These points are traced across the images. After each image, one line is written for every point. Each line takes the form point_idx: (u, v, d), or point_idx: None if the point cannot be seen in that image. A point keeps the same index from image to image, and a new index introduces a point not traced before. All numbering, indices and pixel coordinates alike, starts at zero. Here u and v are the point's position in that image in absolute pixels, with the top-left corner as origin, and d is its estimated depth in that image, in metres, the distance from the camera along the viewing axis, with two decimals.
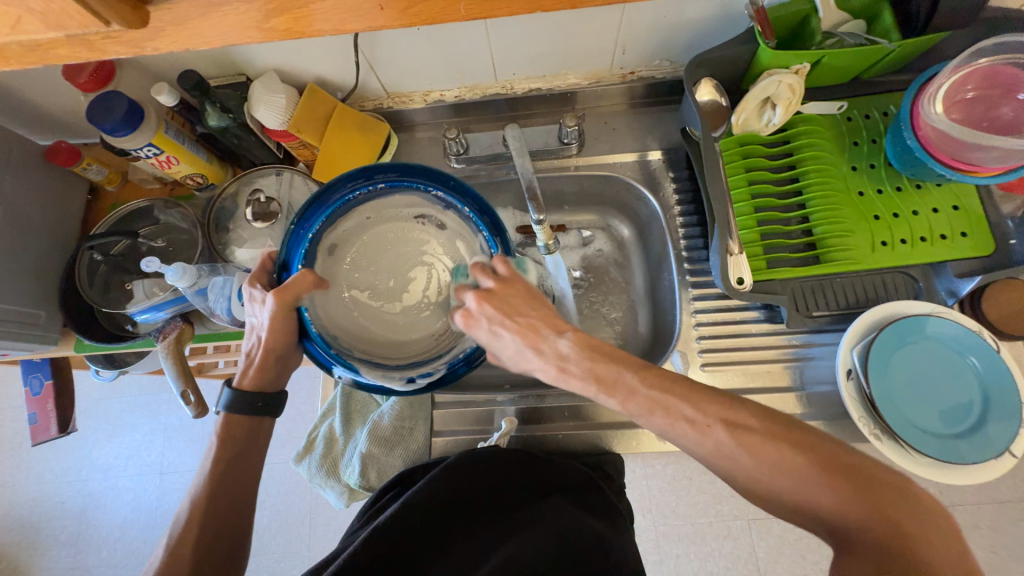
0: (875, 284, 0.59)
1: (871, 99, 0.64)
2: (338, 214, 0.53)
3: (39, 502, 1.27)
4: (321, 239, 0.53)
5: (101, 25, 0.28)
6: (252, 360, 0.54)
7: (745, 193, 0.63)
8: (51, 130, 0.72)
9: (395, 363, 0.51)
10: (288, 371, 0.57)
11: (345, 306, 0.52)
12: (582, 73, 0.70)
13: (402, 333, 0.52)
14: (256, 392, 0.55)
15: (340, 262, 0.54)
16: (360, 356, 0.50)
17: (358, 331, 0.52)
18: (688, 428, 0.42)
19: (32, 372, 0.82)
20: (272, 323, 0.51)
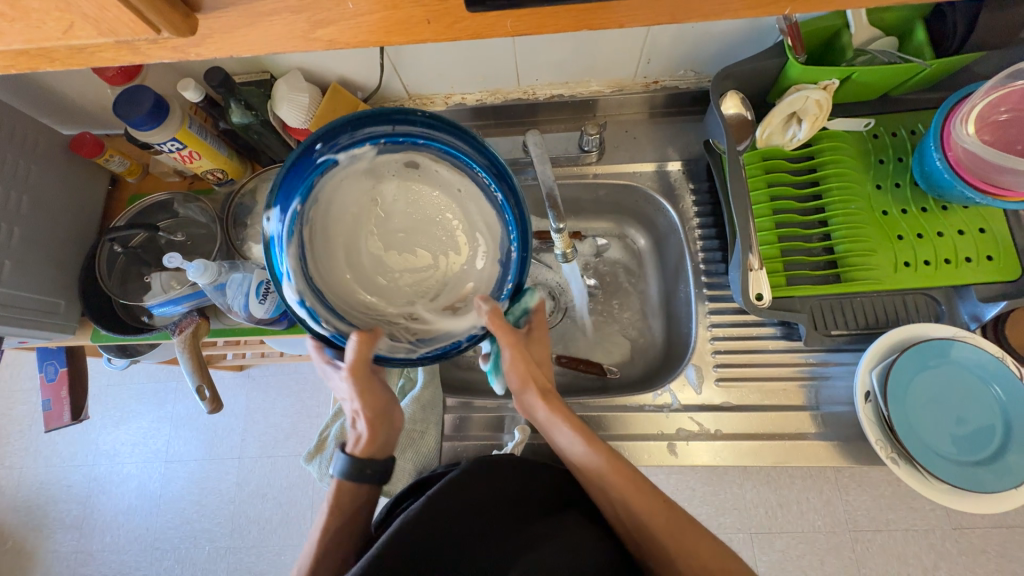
0: (897, 305, 0.59)
1: (899, 117, 0.63)
2: (450, 160, 0.50)
3: (45, 485, 1.28)
4: (419, 153, 0.50)
5: (150, 32, 0.28)
6: (359, 435, 0.54)
7: (766, 208, 0.63)
8: (75, 120, 0.73)
9: (316, 282, 0.48)
10: (395, 434, 0.55)
11: (354, 197, 0.50)
12: (604, 81, 0.69)
13: (348, 263, 0.50)
14: (366, 458, 0.52)
15: (404, 176, 0.51)
16: (299, 244, 0.47)
17: (324, 225, 0.49)
18: (666, 521, 0.50)
19: (47, 359, 0.83)
20: (360, 391, 0.51)
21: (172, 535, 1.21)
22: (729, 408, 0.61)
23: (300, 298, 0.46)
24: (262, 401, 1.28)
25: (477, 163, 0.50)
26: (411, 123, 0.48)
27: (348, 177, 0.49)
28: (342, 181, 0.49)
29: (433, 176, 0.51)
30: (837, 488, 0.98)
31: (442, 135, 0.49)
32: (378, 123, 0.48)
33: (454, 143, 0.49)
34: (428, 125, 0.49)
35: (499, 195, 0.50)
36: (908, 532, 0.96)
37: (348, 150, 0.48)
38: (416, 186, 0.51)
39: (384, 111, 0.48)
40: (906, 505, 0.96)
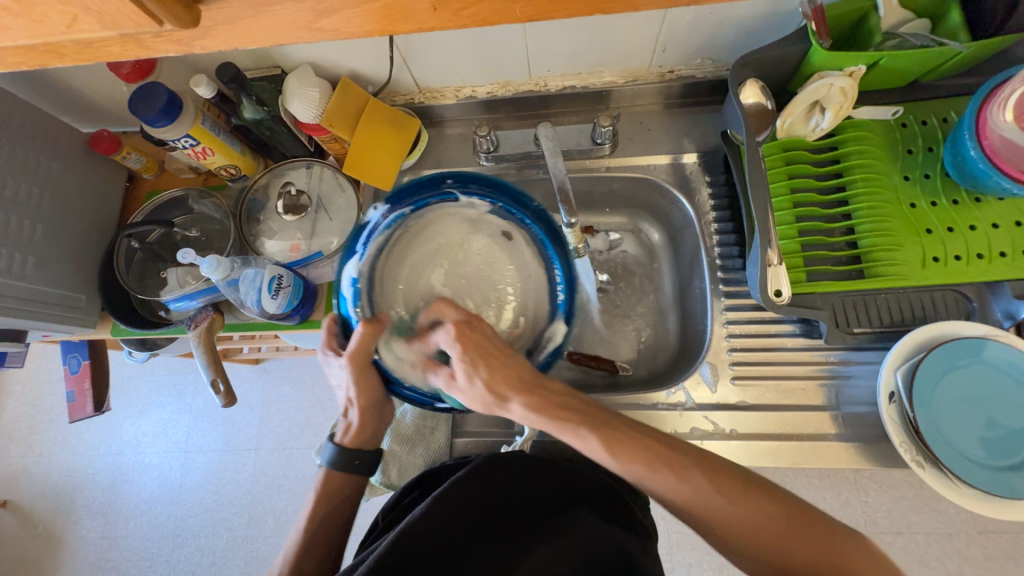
0: (923, 302, 0.56)
1: (929, 105, 0.60)
2: (538, 249, 0.56)
3: (73, 472, 1.33)
4: (517, 232, 0.57)
5: (154, 24, 0.27)
6: (350, 423, 0.58)
7: (787, 200, 0.60)
8: (93, 117, 0.74)
9: (373, 277, 0.54)
10: (384, 426, 0.60)
11: (451, 230, 0.57)
12: (618, 71, 0.67)
13: (411, 271, 0.55)
14: (355, 449, 0.58)
15: (497, 239, 0.57)
16: (387, 239, 0.55)
17: (414, 236, 0.56)
18: (667, 472, 0.46)
19: (70, 352, 0.86)
20: (358, 385, 0.54)
21: (192, 523, 1.24)
22: (746, 407, 0.60)
23: (354, 277, 0.53)
24: (277, 393, 1.30)
25: (559, 267, 0.55)
26: (524, 206, 0.55)
27: (455, 213, 0.57)
28: (448, 215, 0.57)
29: (520, 250, 0.57)
30: (856, 489, 0.96)
31: (543, 228, 0.55)
32: (504, 194, 0.56)
33: (550, 239, 0.55)
34: (538, 216, 0.55)
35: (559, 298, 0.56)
36: (931, 535, 0.93)
37: (471, 196, 0.56)
38: (503, 250, 0.57)
39: (517, 191, 0.55)
40: (928, 506, 0.94)
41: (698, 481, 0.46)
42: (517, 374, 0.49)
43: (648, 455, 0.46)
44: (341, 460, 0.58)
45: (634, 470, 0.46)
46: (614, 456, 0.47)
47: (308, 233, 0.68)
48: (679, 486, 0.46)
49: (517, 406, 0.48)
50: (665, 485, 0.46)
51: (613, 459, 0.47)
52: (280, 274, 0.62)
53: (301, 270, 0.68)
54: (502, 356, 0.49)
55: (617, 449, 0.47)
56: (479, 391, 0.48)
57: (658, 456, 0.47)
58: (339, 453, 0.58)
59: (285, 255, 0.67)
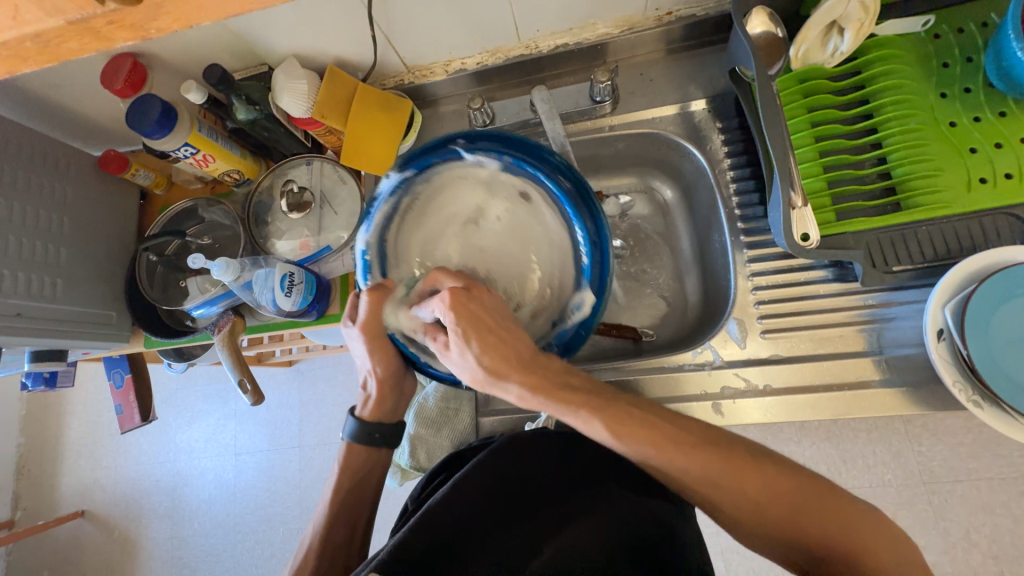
0: (973, 230, 0.51)
1: (964, 10, 0.54)
2: (558, 209, 0.55)
3: (137, 481, 1.42)
4: (532, 194, 0.55)
5: (95, 4, 0.24)
6: (370, 396, 0.59)
7: (808, 136, 0.56)
8: (100, 138, 0.76)
9: (384, 245, 0.54)
10: (404, 400, 0.61)
11: (466, 195, 0.57)
12: (612, 21, 0.63)
13: (427, 240, 0.56)
14: (374, 423, 0.59)
15: (514, 201, 0.57)
16: (396, 206, 0.54)
17: (426, 203, 0.56)
18: (711, 454, 0.43)
19: (114, 368, 0.90)
20: (374, 355, 0.55)
21: (249, 519, 1.31)
22: (779, 361, 0.57)
23: (365, 249, 0.53)
24: (312, 392, 1.34)
25: (581, 225, 0.53)
26: (541, 162, 0.53)
27: (466, 175, 0.56)
28: (460, 176, 0.56)
29: (541, 211, 0.56)
30: (908, 439, 0.91)
31: (560, 186, 0.53)
32: (518, 150, 0.54)
33: (569, 196, 0.53)
34: (555, 172, 0.53)
35: (584, 259, 0.53)
36: (994, 481, 0.88)
37: (479, 155, 0.54)
38: (520, 212, 0.57)
39: (533, 145, 0.53)
40: (989, 452, 0.89)
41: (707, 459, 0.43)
42: (514, 349, 0.46)
43: (655, 436, 0.43)
44: (361, 434, 0.59)
45: (638, 450, 0.43)
46: (618, 437, 0.43)
47: (316, 228, 0.69)
48: (725, 455, 0.42)
49: (515, 383, 0.45)
50: (673, 462, 0.43)
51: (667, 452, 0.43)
52: (291, 272, 0.62)
53: (313, 266, 0.68)
54: (501, 329, 0.46)
55: (620, 428, 0.43)
56: (468, 363, 0.46)
57: (660, 433, 0.43)
58: (359, 427, 0.59)
59: (296, 253, 0.68)
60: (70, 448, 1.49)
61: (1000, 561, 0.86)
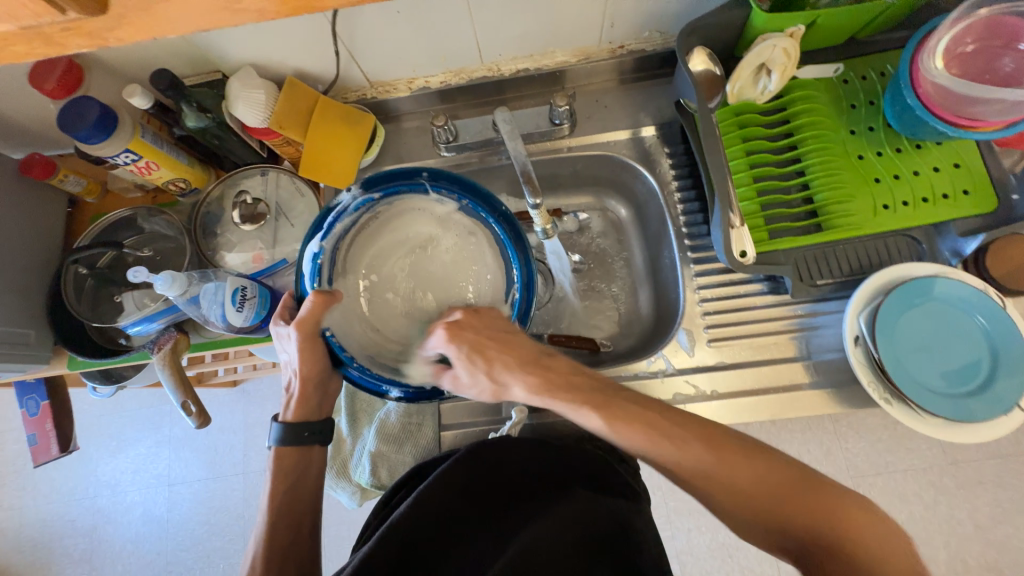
0: (878, 249, 0.59)
1: (867, 60, 0.63)
2: (500, 250, 0.55)
3: (48, 522, 1.26)
4: (480, 233, 0.56)
5: (55, 13, 0.23)
6: (293, 395, 0.56)
7: (743, 163, 0.62)
8: (24, 140, 0.69)
9: (336, 254, 0.54)
10: (331, 397, 0.58)
11: (420, 223, 0.57)
12: (570, 50, 0.67)
13: (373, 258, 0.56)
14: (301, 422, 0.56)
15: (463, 238, 0.57)
16: (354, 221, 0.54)
17: (383, 222, 0.56)
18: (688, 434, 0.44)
19: (28, 393, 0.80)
20: (303, 355, 0.52)
21: (184, 556, 1.20)
22: (724, 367, 0.61)
23: (317, 254, 0.53)
24: (259, 413, 1.26)
25: (517, 267, 0.54)
26: (492, 206, 0.55)
27: (423, 206, 0.56)
28: (418, 206, 0.56)
29: (485, 250, 0.56)
30: (836, 437, 1.00)
31: (506, 231, 0.54)
32: (473, 192, 0.55)
33: (511, 240, 0.54)
34: (503, 217, 0.54)
35: (515, 299, 0.54)
36: (907, 472, 0.98)
37: (441, 193, 0.55)
38: (469, 249, 0.57)
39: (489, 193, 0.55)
40: (902, 446, 0.99)
41: (697, 449, 0.45)
42: (527, 358, 0.50)
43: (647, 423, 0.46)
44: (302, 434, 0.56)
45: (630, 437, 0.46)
46: (605, 425, 0.46)
47: (270, 240, 0.66)
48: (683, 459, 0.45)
49: (518, 387, 0.49)
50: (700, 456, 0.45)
51: (613, 433, 0.46)
52: (244, 285, 0.60)
53: (267, 280, 0.65)
54: (502, 340, 0.50)
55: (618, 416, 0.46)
56: (488, 381, 0.50)
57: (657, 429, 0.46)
58: (287, 429, 0.56)
59: (248, 266, 0.65)
60: None
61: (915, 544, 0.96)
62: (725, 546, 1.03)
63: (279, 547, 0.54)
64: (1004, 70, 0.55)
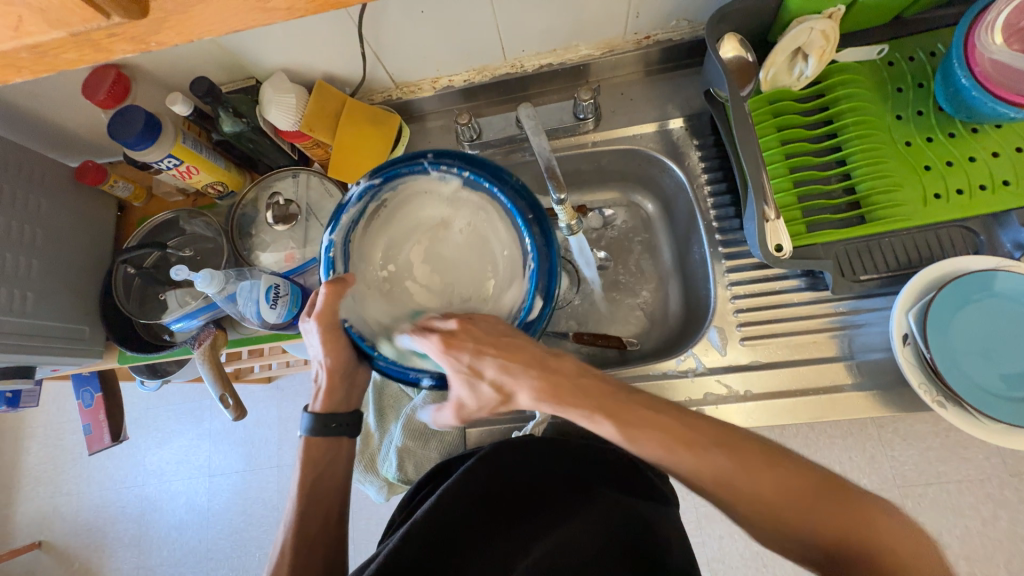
0: (929, 242, 0.55)
1: (914, 40, 0.59)
2: (510, 220, 0.55)
3: (101, 508, 1.34)
4: (490, 207, 0.56)
5: (101, 18, 0.24)
6: (320, 386, 0.58)
7: (778, 154, 0.59)
8: (79, 148, 0.74)
9: (348, 245, 0.54)
10: (357, 388, 0.60)
11: (429, 205, 0.57)
12: (594, 43, 0.66)
13: (387, 247, 0.56)
14: (328, 413, 0.58)
15: (473, 215, 0.57)
16: (361, 211, 0.55)
17: (391, 210, 0.57)
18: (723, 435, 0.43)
19: (83, 386, 0.86)
20: (327, 345, 0.54)
21: (223, 545, 1.25)
22: (758, 367, 0.59)
23: (329, 245, 0.53)
24: (291, 409, 1.31)
25: (531, 237, 0.53)
26: (497, 177, 0.54)
27: (429, 188, 0.57)
28: (423, 189, 0.57)
29: (496, 223, 0.56)
30: (881, 444, 0.95)
31: (514, 199, 0.54)
32: (476, 165, 0.55)
33: (522, 209, 0.53)
34: (510, 187, 0.54)
35: (532, 270, 0.53)
36: (962, 483, 0.92)
37: (442, 170, 0.55)
38: (480, 224, 0.56)
39: (490, 163, 0.55)
40: (957, 455, 0.93)
41: (715, 456, 0.43)
42: (533, 361, 0.48)
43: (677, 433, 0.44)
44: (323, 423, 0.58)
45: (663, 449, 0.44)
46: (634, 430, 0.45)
47: (301, 240, 0.68)
48: (715, 462, 0.43)
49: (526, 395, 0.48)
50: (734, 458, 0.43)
51: (626, 441, 0.45)
52: (277, 283, 0.62)
53: (298, 278, 0.67)
54: (506, 347, 0.48)
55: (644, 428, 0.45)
56: (490, 392, 0.49)
57: (687, 430, 0.44)
58: (314, 419, 0.58)
59: (281, 265, 0.67)
60: (27, 474, 1.40)
61: (972, 561, 0.89)
62: (759, 555, 0.98)
63: (310, 537, 0.56)
64: None
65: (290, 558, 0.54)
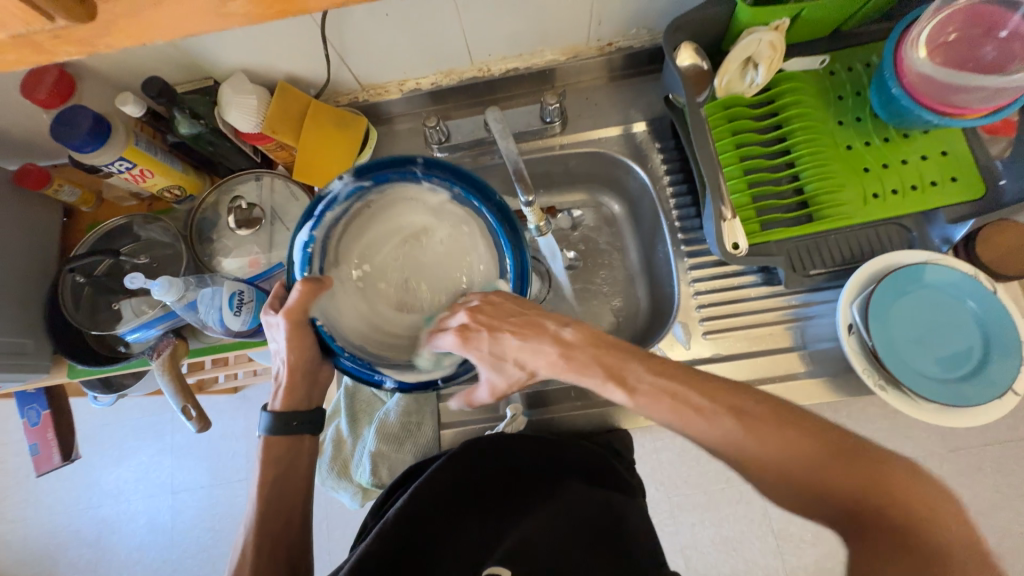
0: (869, 238, 0.59)
1: (853, 52, 0.63)
2: (493, 240, 0.55)
3: (52, 533, 1.26)
4: (474, 221, 0.56)
5: (45, 20, 0.24)
6: (280, 385, 0.56)
7: (733, 156, 0.62)
8: (18, 151, 0.70)
9: (327, 244, 0.54)
10: (319, 388, 0.58)
11: (412, 213, 0.56)
12: (559, 48, 0.68)
13: (364, 249, 0.55)
14: (289, 411, 0.56)
15: (457, 228, 0.56)
16: (344, 210, 0.54)
17: (374, 212, 0.56)
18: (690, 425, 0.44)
19: (28, 404, 0.81)
20: (291, 342, 0.53)
21: (189, 564, 1.20)
22: (720, 359, 0.62)
23: (308, 242, 0.52)
24: (260, 419, 1.26)
25: (511, 257, 0.54)
26: (485, 196, 0.54)
27: (415, 196, 0.56)
28: (409, 196, 0.56)
29: (478, 241, 0.56)
30: None
31: (499, 219, 0.54)
32: (465, 180, 0.55)
33: (504, 228, 0.53)
34: (495, 206, 0.54)
35: (510, 290, 0.54)
36: (907, 460, 0.99)
37: (433, 182, 0.54)
38: (463, 239, 0.56)
39: (482, 181, 0.55)
40: (902, 435, 1.00)
41: (724, 420, 0.42)
42: (548, 336, 0.49)
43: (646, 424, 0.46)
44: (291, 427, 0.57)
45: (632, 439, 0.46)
46: None
47: (265, 245, 0.67)
48: None
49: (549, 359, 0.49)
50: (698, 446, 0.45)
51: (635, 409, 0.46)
52: (241, 290, 0.60)
53: (263, 285, 0.66)
54: (521, 326, 0.49)
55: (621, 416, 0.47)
56: (518, 371, 0.50)
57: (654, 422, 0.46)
58: (273, 418, 0.56)
59: (245, 271, 0.65)
60: None
61: None
62: (728, 539, 1.03)
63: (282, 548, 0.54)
64: (987, 58, 0.56)
65: (260, 570, 0.53)
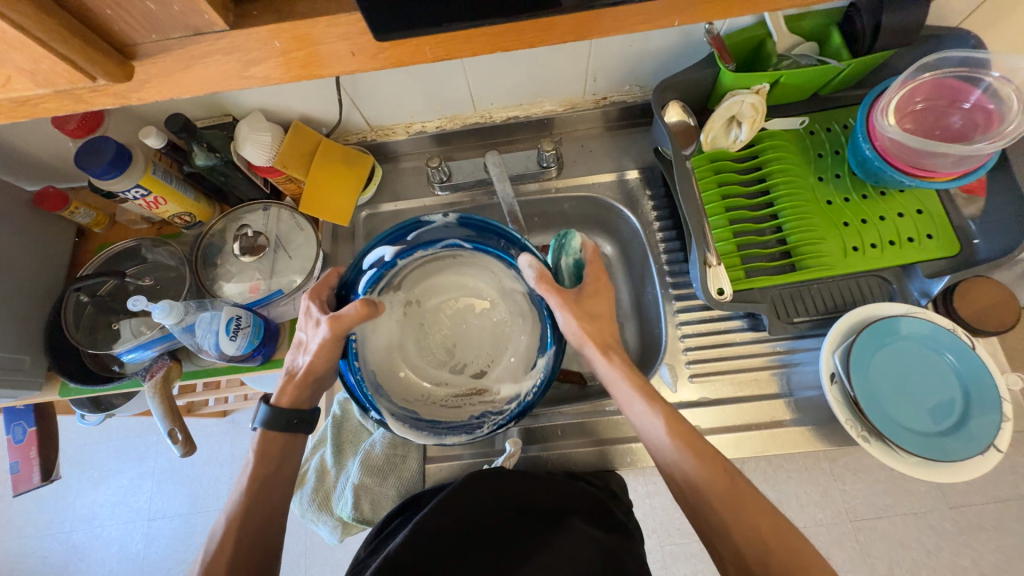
0: (851, 288, 0.61)
1: (831, 114, 0.68)
2: (537, 340, 0.59)
3: (19, 559, 1.21)
4: (535, 315, 0.60)
5: (88, 80, 0.30)
6: (293, 379, 0.56)
7: (718, 207, 0.66)
8: (42, 174, 0.74)
9: (397, 270, 0.59)
10: (324, 388, 0.59)
11: (485, 282, 0.62)
12: (557, 100, 0.73)
13: (428, 290, 0.62)
14: (293, 408, 0.57)
15: (514, 318, 0.61)
16: (432, 251, 0.59)
17: (454, 262, 0.62)
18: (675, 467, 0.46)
19: (15, 420, 0.80)
20: (321, 349, 0.52)
21: None
22: (707, 403, 0.63)
23: (386, 257, 0.57)
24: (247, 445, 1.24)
25: (546, 362, 0.57)
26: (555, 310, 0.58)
27: (495, 271, 0.61)
28: (491, 269, 0.61)
29: (526, 338, 0.60)
30: (833, 479, 0.97)
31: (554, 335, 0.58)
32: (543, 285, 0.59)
33: (552, 344, 0.57)
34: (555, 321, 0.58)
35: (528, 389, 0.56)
36: (908, 516, 0.96)
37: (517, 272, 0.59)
38: (513, 329, 0.61)
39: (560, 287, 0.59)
40: (900, 488, 0.97)
41: None
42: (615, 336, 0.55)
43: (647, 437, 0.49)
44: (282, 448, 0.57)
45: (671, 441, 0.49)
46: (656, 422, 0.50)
47: (267, 272, 0.69)
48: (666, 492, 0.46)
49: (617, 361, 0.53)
50: None
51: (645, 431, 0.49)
52: (239, 315, 0.61)
53: (262, 310, 0.67)
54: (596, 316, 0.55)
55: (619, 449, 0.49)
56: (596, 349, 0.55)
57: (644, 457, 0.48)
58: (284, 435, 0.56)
59: (245, 296, 0.67)
60: None
61: None
62: None
63: None
64: (954, 126, 0.60)
65: None
